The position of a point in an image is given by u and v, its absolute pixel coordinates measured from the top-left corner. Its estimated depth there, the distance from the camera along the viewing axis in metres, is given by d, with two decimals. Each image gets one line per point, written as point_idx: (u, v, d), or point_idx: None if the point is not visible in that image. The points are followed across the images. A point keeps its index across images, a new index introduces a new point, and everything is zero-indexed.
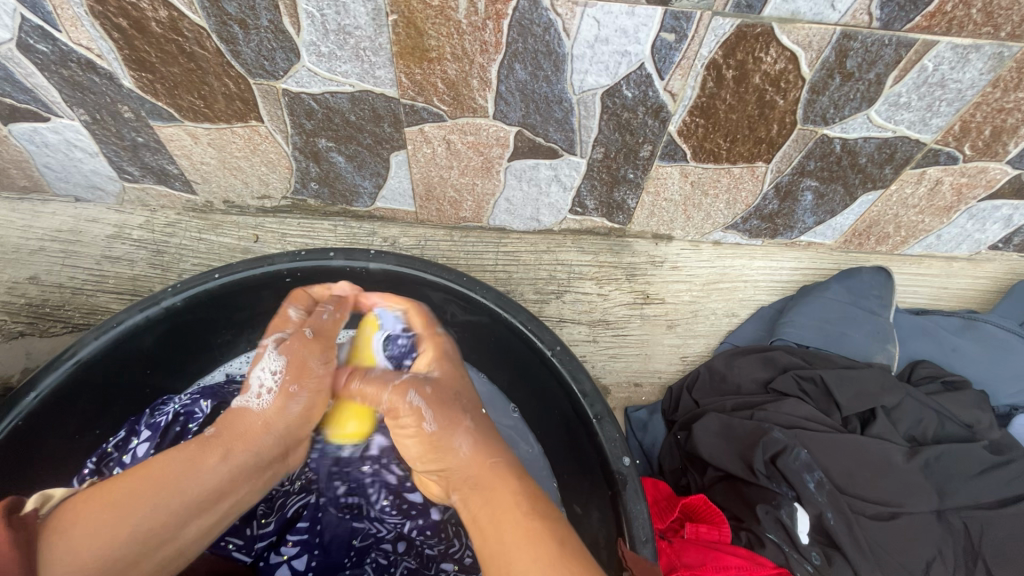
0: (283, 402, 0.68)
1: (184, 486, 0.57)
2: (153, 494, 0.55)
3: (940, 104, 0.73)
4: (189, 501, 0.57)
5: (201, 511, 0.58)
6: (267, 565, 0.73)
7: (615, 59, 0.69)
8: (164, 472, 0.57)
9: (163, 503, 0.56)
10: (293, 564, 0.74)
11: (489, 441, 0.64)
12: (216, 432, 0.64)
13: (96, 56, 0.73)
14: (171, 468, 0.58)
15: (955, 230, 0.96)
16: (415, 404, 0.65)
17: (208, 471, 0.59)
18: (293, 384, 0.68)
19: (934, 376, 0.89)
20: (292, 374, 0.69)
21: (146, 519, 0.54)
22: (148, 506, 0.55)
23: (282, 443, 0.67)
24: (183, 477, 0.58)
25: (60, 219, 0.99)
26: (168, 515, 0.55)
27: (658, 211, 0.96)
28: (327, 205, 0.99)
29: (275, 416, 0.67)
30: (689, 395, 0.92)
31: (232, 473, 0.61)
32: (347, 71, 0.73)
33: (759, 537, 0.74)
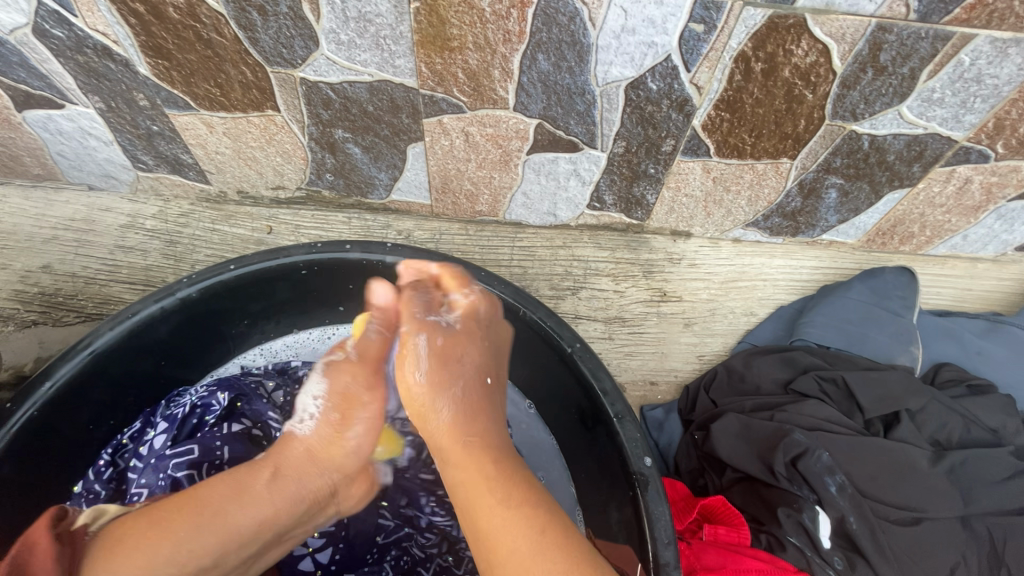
0: (328, 430, 0.63)
1: (230, 515, 0.54)
2: (198, 524, 0.53)
3: (974, 100, 0.71)
4: (236, 530, 0.54)
5: (246, 543, 0.55)
6: (291, 557, 0.73)
7: (641, 50, 0.67)
8: (213, 500, 0.55)
9: (205, 536, 0.52)
10: (316, 557, 0.74)
11: (472, 406, 0.61)
12: (269, 457, 0.61)
13: (113, 41, 0.72)
14: (217, 493, 0.55)
15: (982, 231, 0.94)
16: (421, 347, 0.64)
17: (257, 499, 0.57)
18: (335, 413, 0.63)
19: (958, 379, 0.87)
20: (341, 402, 0.64)
21: (192, 550, 0.51)
22: (194, 533, 0.52)
23: (339, 471, 0.63)
24: (230, 505, 0.55)
25: (73, 208, 0.99)
26: (213, 545, 0.53)
27: (677, 207, 0.94)
28: (342, 197, 0.98)
29: (321, 445, 0.62)
30: (706, 395, 0.91)
31: (280, 503, 0.58)
32: (366, 60, 0.71)
33: (780, 541, 0.72)
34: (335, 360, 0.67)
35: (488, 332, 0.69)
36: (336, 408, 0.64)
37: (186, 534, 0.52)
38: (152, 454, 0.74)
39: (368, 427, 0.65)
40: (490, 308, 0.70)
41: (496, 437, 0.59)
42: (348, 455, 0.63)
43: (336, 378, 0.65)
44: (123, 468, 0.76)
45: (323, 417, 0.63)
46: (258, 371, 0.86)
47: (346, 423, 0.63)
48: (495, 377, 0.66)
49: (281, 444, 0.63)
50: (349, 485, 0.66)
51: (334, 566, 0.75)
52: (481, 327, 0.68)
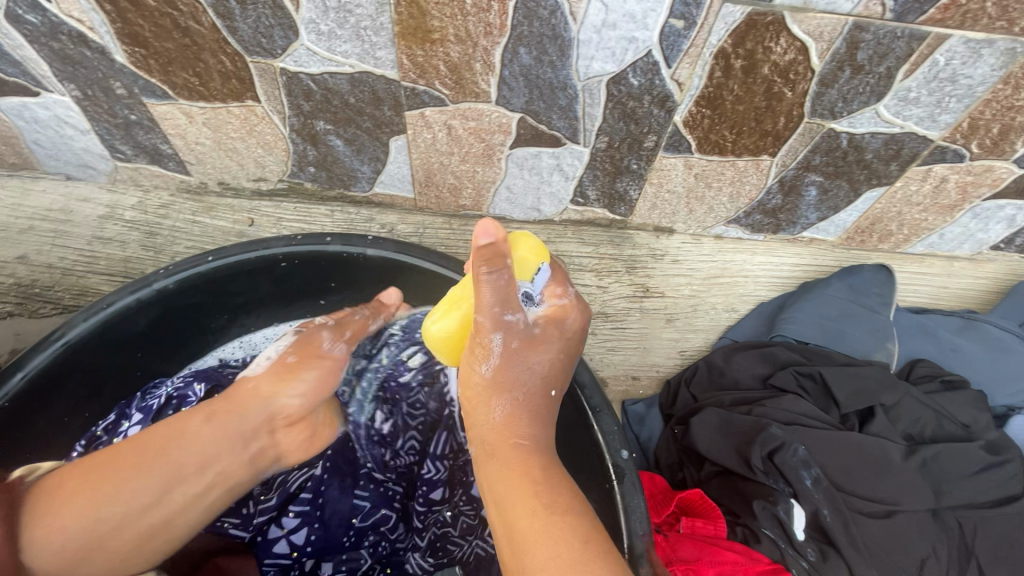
0: (271, 377, 0.66)
1: (169, 455, 0.56)
2: (137, 466, 0.55)
3: (949, 100, 0.72)
4: (176, 470, 0.56)
5: (187, 484, 0.57)
6: (265, 540, 0.74)
7: (622, 44, 0.68)
8: (159, 440, 0.57)
9: (147, 476, 0.55)
10: (291, 538, 0.74)
11: (531, 410, 0.60)
12: (215, 400, 0.63)
13: (88, 28, 0.71)
14: (162, 435, 0.58)
15: (958, 229, 0.96)
16: (495, 344, 0.58)
17: (194, 440, 0.58)
18: (290, 356, 0.69)
19: (932, 375, 0.88)
20: (301, 348, 0.70)
21: (124, 493, 0.54)
22: (135, 474, 0.55)
23: (269, 413, 0.63)
24: (172, 446, 0.57)
25: (50, 197, 0.97)
26: (153, 484, 0.55)
27: (660, 203, 0.95)
28: (324, 189, 0.97)
29: (260, 387, 0.65)
30: (687, 389, 0.92)
31: (221, 441, 0.60)
32: (347, 51, 0.71)
33: (755, 533, 0.74)
34: (308, 328, 0.74)
35: (569, 347, 0.63)
36: (292, 355, 0.69)
37: (128, 474, 0.54)
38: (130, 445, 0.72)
39: (316, 379, 0.68)
40: (578, 317, 0.64)
41: (544, 436, 0.59)
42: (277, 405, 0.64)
43: (302, 343, 0.71)
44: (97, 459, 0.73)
45: (271, 363, 0.68)
46: (237, 363, 0.85)
47: (296, 376, 0.67)
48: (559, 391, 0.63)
49: (230, 389, 0.66)
50: (284, 429, 0.65)
51: (310, 547, 0.75)
52: (576, 339, 0.64)
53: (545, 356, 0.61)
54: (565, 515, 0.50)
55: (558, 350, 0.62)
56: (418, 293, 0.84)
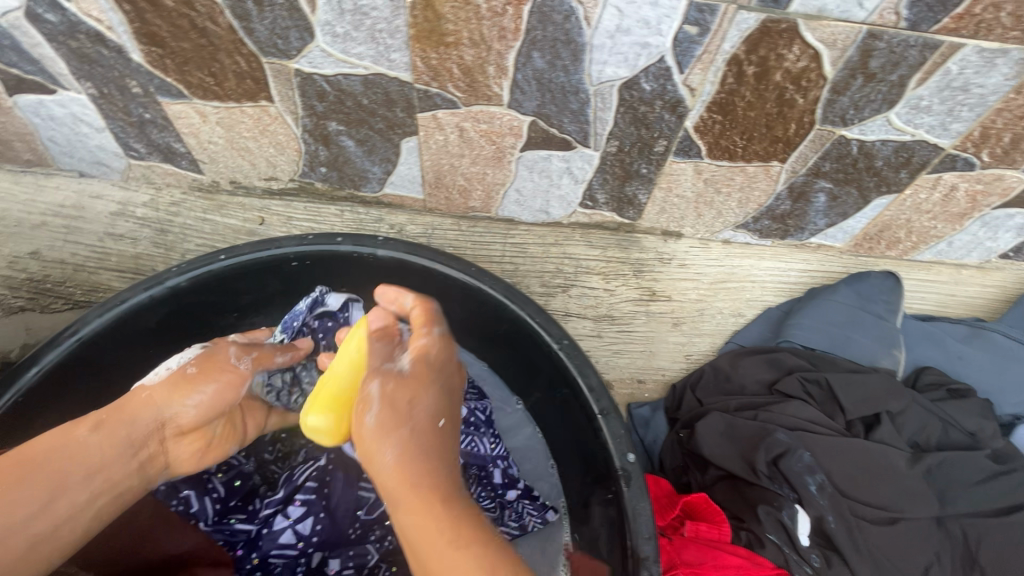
0: (168, 387, 0.65)
1: (54, 466, 0.57)
2: (22, 477, 0.55)
3: (961, 109, 0.72)
4: (60, 476, 0.56)
5: (72, 493, 0.57)
6: (270, 532, 0.74)
7: (635, 50, 0.68)
8: (44, 451, 0.57)
9: (30, 488, 0.55)
10: (296, 528, 0.74)
11: (422, 447, 0.55)
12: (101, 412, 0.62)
13: (106, 28, 0.72)
14: (46, 446, 0.58)
15: (967, 238, 0.95)
16: (374, 392, 0.59)
17: (82, 449, 0.58)
18: (191, 365, 0.67)
19: (939, 383, 0.88)
20: (204, 361, 0.68)
21: (16, 501, 0.54)
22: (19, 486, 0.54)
23: (160, 419, 0.63)
24: (60, 454, 0.57)
25: (63, 193, 0.98)
26: (39, 493, 0.55)
27: (669, 207, 0.95)
28: (335, 189, 0.98)
29: (156, 396, 0.64)
30: (692, 394, 0.92)
31: (108, 448, 0.59)
32: (361, 53, 0.72)
33: (760, 538, 0.74)
34: (218, 342, 0.71)
35: (446, 376, 0.63)
36: (193, 366, 0.67)
37: (12, 485, 0.54)
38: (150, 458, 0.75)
39: (212, 391, 0.66)
40: (446, 350, 0.65)
41: (444, 468, 0.55)
42: (170, 417, 0.64)
43: (208, 355, 0.69)
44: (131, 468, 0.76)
45: (175, 370, 0.66)
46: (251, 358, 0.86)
47: (190, 386, 0.65)
48: (451, 421, 0.60)
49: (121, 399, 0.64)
50: (173, 437, 0.65)
51: (316, 538, 0.75)
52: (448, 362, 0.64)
53: (422, 391, 0.59)
54: (473, 547, 0.49)
55: (433, 381, 0.61)
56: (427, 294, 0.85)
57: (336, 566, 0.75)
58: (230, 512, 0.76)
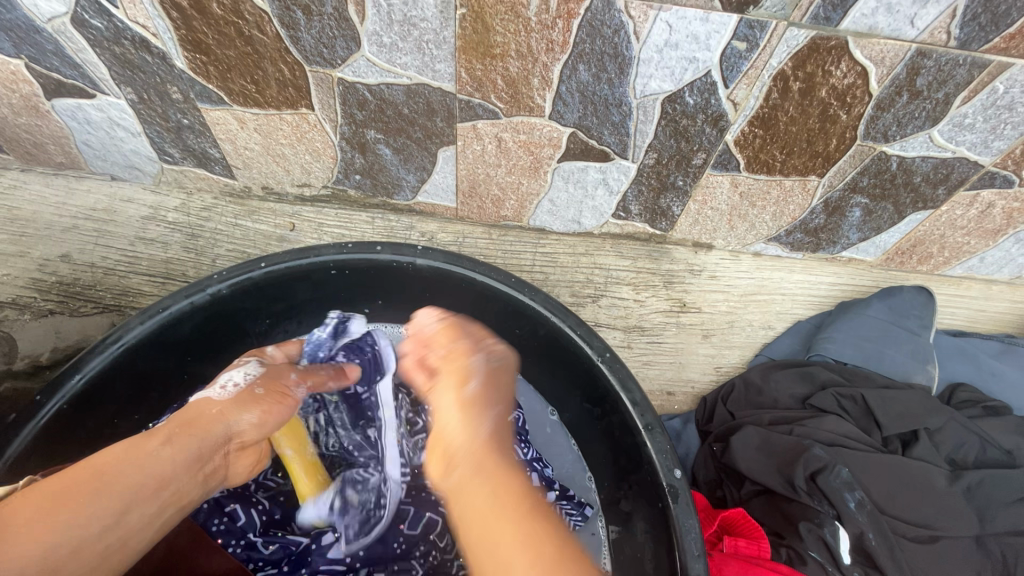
0: (238, 404, 0.66)
1: (127, 475, 0.56)
2: (96, 488, 0.54)
3: (1004, 127, 0.72)
4: (136, 486, 0.56)
5: (141, 507, 0.56)
6: (319, 547, 0.74)
7: (682, 64, 0.68)
8: (111, 462, 0.56)
9: (104, 500, 0.54)
10: (344, 541, 0.75)
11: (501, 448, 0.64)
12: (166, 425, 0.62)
13: (151, 34, 0.72)
14: (116, 458, 0.57)
15: (999, 254, 0.95)
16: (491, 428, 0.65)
17: (153, 460, 0.58)
18: (259, 387, 0.69)
19: (973, 401, 0.88)
20: (269, 382, 0.71)
21: (91, 512, 0.53)
22: (92, 498, 0.53)
23: (227, 436, 0.64)
24: (132, 466, 0.57)
25: (95, 197, 0.98)
26: (115, 503, 0.54)
27: (702, 219, 0.95)
28: (367, 196, 0.98)
29: (225, 411, 0.65)
30: (724, 407, 0.92)
31: (179, 459, 0.59)
32: (406, 63, 0.72)
33: (801, 555, 0.73)
34: (276, 365, 0.75)
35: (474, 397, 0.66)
36: (260, 386, 0.69)
37: (86, 497, 0.53)
38: None
39: (279, 410, 0.69)
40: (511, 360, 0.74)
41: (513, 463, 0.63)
42: (236, 434, 0.65)
43: (270, 377, 0.72)
44: None
45: (244, 390, 0.68)
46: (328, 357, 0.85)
47: (257, 405, 0.67)
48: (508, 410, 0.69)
49: (180, 414, 0.65)
50: (235, 455, 0.66)
51: (362, 552, 0.75)
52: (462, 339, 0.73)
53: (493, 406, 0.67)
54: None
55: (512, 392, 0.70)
56: (463, 304, 0.85)
57: None
58: (273, 526, 0.76)
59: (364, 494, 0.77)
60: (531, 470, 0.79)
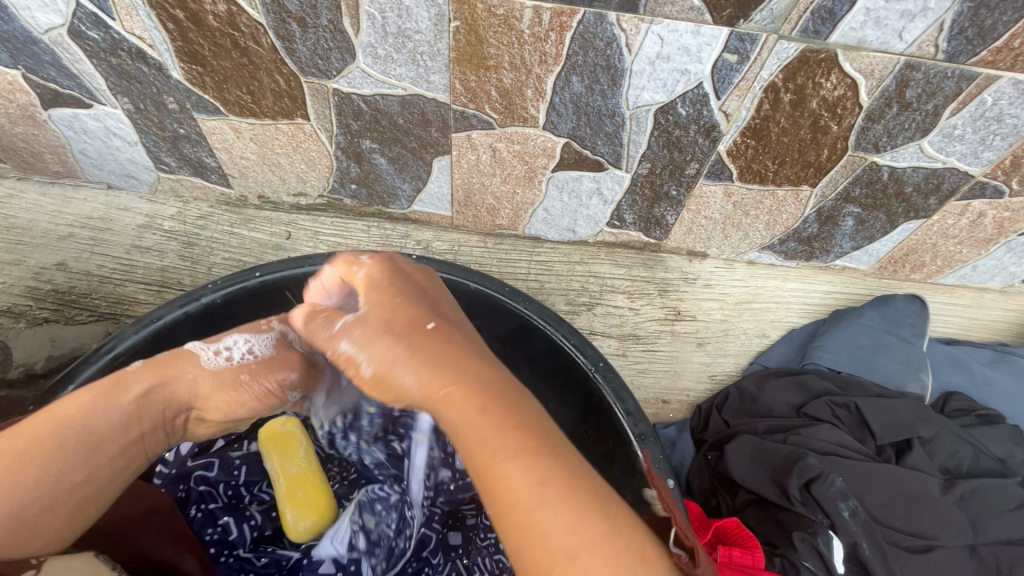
0: (216, 377, 0.66)
1: (94, 429, 0.57)
2: (60, 444, 0.54)
3: (993, 138, 0.73)
4: (103, 445, 0.57)
5: (105, 463, 0.57)
6: (310, 563, 0.72)
7: (674, 76, 0.69)
8: (77, 414, 0.57)
9: (70, 451, 0.55)
10: (334, 557, 0.72)
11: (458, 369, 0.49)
12: (142, 373, 0.62)
13: (148, 45, 0.72)
14: (81, 409, 0.57)
15: (992, 262, 0.96)
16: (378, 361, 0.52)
17: (120, 416, 0.59)
18: (245, 371, 0.68)
19: (967, 410, 0.88)
20: (262, 365, 0.69)
21: (59, 466, 0.54)
22: (61, 450, 0.54)
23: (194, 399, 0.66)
24: (98, 420, 0.57)
25: (91, 205, 0.98)
26: (79, 460, 0.55)
27: (696, 228, 0.95)
28: (363, 206, 0.98)
29: (207, 381, 0.66)
30: (719, 415, 0.92)
31: (145, 418, 0.61)
32: (400, 74, 0.72)
33: (794, 564, 0.72)
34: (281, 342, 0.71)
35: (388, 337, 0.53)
36: (248, 372, 0.68)
37: (52, 451, 0.54)
38: None
39: (256, 404, 0.69)
40: (385, 277, 0.60)
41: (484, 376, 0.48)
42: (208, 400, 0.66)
43: (265, 365, 0.69)
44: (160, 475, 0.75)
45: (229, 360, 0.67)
46: None
47: (238, 388, 0.67)
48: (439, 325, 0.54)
49: (157, 362, 0.64)
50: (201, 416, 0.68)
51: (351, 569, 0.72)
52: (387, 291, 0.57)
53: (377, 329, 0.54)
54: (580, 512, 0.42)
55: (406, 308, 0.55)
56: None
57: None
58: (263, 542, 0.76)
59: (381, 522, 0.74)
60: None
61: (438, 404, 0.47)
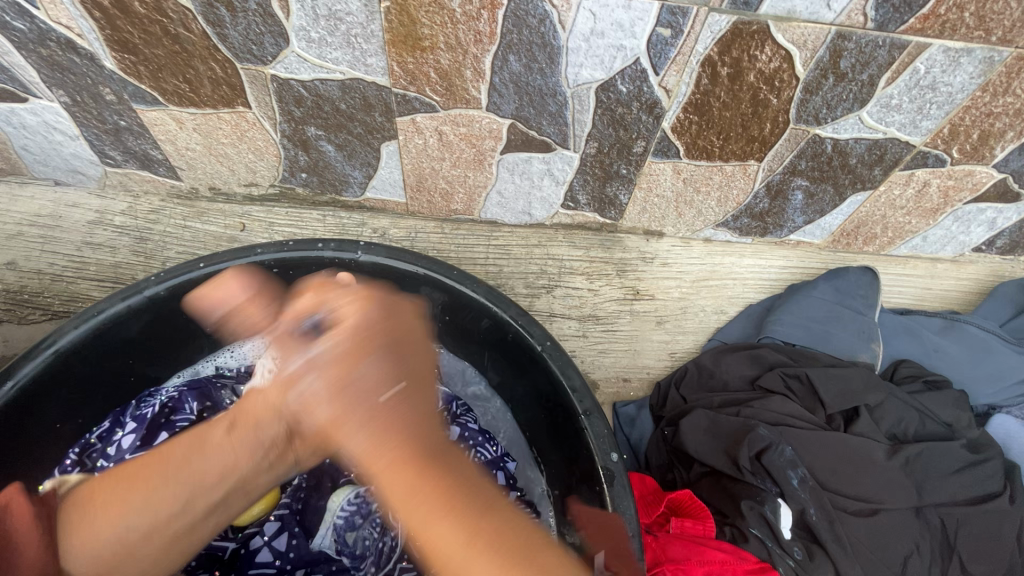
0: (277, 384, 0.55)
1: (191, 464, 0.53)
2: (163, 476, 0.52)
3: (930, 107, 0.74)
4: (196, 481, 0.52)
5: (213, 491, 0.53)
6: (248, 551, 0.74)
7: (610, 52, 0.69)
8: (175, 454, 0.54)
9: (179, 483, 0.52)
10: (273, 544, 0.75)
11: (387, 416, 0.49)
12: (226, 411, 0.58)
13: (76, 35, 0.71)
14: (184, 446, 0.55)
15: (940, 232, 0.97)
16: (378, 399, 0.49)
17: (212, 453, 0.54)
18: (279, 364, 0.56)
19: (915, 376, 0.91)
20: (282, 346, 0.57)
21: (155, 500, 0.51)
22: (152, 485, 0.52)
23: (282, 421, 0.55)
24: (190, 454, 0.54)
25: (39, 203, 0.97)
26: (177, 498, 0.51)
27: (650, 207, 0.96)
28: (316, 194, 0.97)
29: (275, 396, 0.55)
30: (677, 391, 0.93)
31: (239, 452, 0.54)
32: (337, 58, 0.71)
33: (743, 532, 0.74)
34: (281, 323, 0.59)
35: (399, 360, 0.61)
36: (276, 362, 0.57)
37: (149, 485, 0.52)
38: (121, 455, 0.73)
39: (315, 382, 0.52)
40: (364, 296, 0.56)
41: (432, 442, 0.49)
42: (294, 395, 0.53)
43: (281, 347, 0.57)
44: (90, 467, 0.74)
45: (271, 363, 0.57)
46: None
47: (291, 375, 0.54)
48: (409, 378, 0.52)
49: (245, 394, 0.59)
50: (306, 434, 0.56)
51: (292, 553, 0.75)
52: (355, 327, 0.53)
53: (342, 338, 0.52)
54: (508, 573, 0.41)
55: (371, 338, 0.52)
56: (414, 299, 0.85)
57: None
58: None
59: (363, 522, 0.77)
60: (500, 468, 0.80)
61: (388, 451, 0.47)
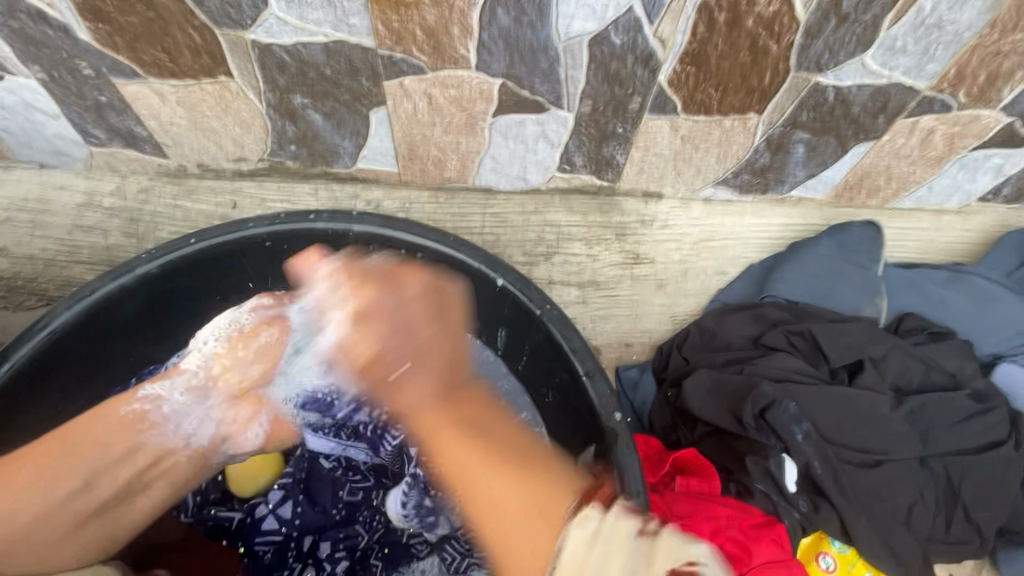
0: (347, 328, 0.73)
1: (87, 452, 0.63)
2: (66, 452, 0.62)
3: (936, 48, 0.71)
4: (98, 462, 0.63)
5: (114, 470, 0.65)
6: (254, 520, 0.82)
7: (602, 2, 0.66)
8: (75, 431, 0.64)
9: (75, 468, 0.62)
10: (278, 512, 0.82)
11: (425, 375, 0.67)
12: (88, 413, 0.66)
13: (47, 5, 0.68)
14: (85, 424, 0.65)
15: (946, 182, 0.95)
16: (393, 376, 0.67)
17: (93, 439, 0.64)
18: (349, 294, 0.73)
19: (920, 328, 0.90)
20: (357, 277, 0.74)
21: (58, 477, 0.61)
22: (70, 461, 0.62)
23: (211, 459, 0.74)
24: (88, 444, 0.64)
25: (25, 186, 0.94)
26: (80, 473, 0.62)
27: (647, 167, 0.93)
28: (307, 167, 0.95)
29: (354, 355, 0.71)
30: (679, 352, 0.91)
31: (87, 454, 0.63)
32: (319, 19, 0.69)
33: (748, 487, 0.77)
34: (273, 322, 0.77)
35: (366, 319, 0.71)
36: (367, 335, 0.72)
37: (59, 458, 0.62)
38: None
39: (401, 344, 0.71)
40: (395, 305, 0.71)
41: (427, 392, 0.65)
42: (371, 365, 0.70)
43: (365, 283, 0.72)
44: None
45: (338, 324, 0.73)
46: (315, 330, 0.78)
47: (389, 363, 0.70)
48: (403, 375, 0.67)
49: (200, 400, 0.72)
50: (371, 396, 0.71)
51: (297, 521, 0.82)
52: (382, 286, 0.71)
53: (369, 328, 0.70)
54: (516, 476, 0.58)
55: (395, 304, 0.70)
56: None
57: (328, 549, 0.82)
58: (210, 504, 0.82)
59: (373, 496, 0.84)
60: None
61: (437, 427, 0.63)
